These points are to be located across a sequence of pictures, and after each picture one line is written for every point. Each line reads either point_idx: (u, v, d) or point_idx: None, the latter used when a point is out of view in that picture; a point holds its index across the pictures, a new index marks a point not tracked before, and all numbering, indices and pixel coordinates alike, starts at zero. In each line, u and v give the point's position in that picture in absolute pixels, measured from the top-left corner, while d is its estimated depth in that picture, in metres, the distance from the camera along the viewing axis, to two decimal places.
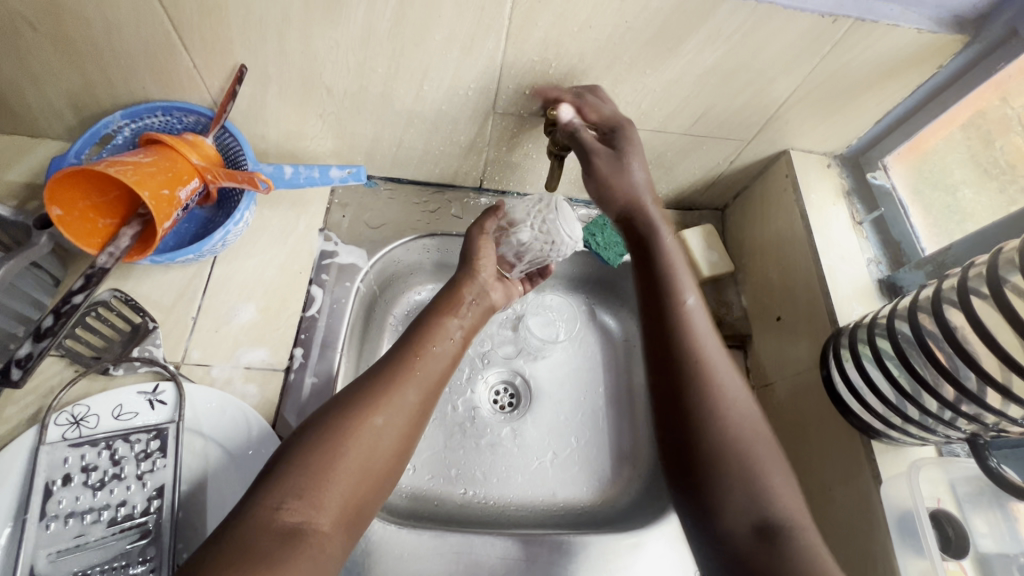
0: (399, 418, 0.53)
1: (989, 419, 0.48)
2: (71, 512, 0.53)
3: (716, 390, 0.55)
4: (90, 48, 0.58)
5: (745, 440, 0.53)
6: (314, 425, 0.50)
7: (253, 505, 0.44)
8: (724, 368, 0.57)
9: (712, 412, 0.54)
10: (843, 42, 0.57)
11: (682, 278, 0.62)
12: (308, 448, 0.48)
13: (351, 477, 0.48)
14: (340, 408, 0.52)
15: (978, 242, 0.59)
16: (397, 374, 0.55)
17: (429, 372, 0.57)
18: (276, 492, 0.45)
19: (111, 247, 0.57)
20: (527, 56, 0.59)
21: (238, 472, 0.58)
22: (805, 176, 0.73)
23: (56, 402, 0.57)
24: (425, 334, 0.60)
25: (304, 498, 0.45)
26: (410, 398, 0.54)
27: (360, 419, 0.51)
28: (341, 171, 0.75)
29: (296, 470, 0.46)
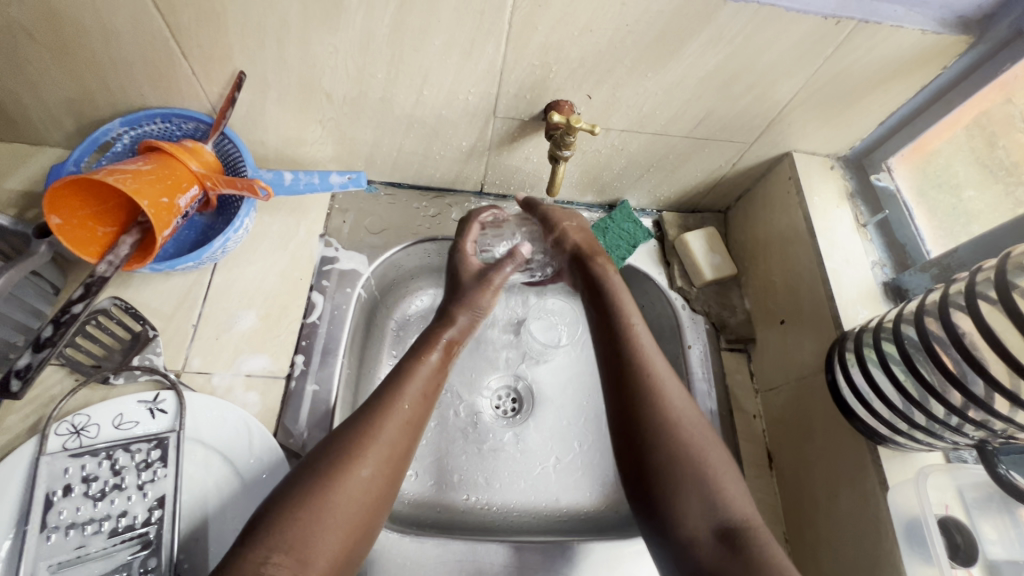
0: (384, 465, 0.51)
1: (997, 426, 0.47)
2: (72, 523, 0.53)
3: (665, 400, 0.54)
4: (88, 56, 0.58)
5: (695, 444, 0.51)
6: (303, 471, 0.49)
7: (238, 557, 0.43)
8: (670, 379, 0.56)
9: (664, 420, 0.52)
10: (847, 43, 0.57)
11: (626, 301, 0.63)
12: (294, 498, 0.47)
13: (339, 528, 0.47)
14: (328, 453, 0.51)
15: (984, 245, 0.58)
16: (381, 416, 0.54)
17: (412, 415, 0.56)
18: (263, 545, 0.44)
19: (110, 256, 0.57)
20: (527, 60, 0.58)
21: (240, 480, 0.58)
22: (808, 178, 0.73)
23: (56, 412, 0.57)
24: (406, 374, 0.59)
25: (291, 553, 0.44)
26: (395, 443, 0.53)
27: (347, 467, 0.49)
28: (342, 177, 0.75)
29: (282, 524, 0.45)
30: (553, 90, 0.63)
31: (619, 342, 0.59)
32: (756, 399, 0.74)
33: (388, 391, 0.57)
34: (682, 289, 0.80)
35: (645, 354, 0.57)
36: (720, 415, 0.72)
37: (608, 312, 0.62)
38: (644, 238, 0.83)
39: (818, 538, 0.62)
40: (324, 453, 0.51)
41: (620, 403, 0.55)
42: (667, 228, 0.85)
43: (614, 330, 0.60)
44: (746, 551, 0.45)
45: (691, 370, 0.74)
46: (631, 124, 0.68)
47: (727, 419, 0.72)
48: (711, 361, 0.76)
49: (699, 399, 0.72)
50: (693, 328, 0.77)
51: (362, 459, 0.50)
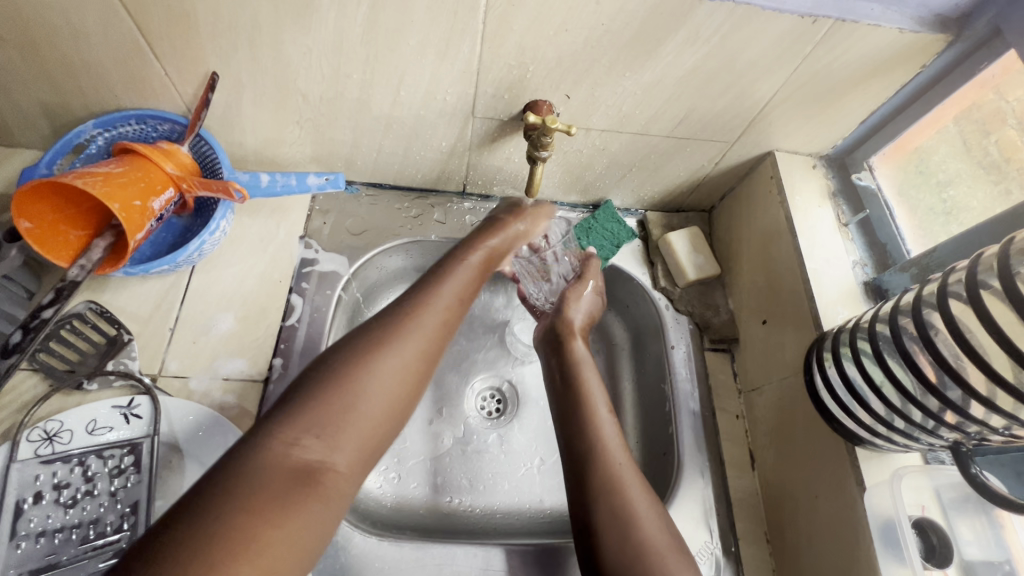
0: (421, 352, 0.49)
1: (971, 428, 0.47)
2: (42, 531, 0.52)
3: (626, 497, 0.52)
4: (59, 57, 0.57)
5: (656, 548, 0.49)
6: (334, 352, 0.46)
7: (264, 437, 0.41)
8: (633, 477, 0.54)
9: (624, 518, 0.51)
10: (825, 42, 0.56)
11: (594, 385, 0.63)
12: (328, 376, 0.44)
13: (374, 416, 0.44)
14: (365, 335, 0.48)
15: (962, 245, 0.58)
16: (417, 306, 0.51)
17: (452, 316, 0.53)
18: (292, 426, 0.41)
19: (83, 260, 0.57)
20: (503, 60, 0.58)
21: (199, 457, 0.58)
22: (790, 177, 0.72)
23: (28, 418, 0.56)
24: (442, 273, 0.56)
25: (323, 437, 0.42)
26: (434, 332, 0.50)
27: (384, 350, 0.47)
28: (319, 178, 0.74)
29: (313, 405, 0.43)
30: (531, 90, 0.62)
31: (583, 427, 0.58)
32: (739, 399, 0.74)
33: (425, 287, 0.54)
34: (666, 289, 0.80)
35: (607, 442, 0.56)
36: (703, 415, 0.72)
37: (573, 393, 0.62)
38: (627, 237, 0.82)
39: (798, 539, 0.62)
40: (358, 336, 0.48)
41: (577, 493, 0.54)
42: (651, 227, 0.84)
43: (576, 412, 0.60)
44: None
45: (675, 371, 0.74)
46: (611, 124, 0.67)
47: (710, 420, 0.72)
48: (694, 361, 0.75)
49: (682, 399, 0.72)
50: (676, 328, 0.77)
51: (399, 343, 0.47)
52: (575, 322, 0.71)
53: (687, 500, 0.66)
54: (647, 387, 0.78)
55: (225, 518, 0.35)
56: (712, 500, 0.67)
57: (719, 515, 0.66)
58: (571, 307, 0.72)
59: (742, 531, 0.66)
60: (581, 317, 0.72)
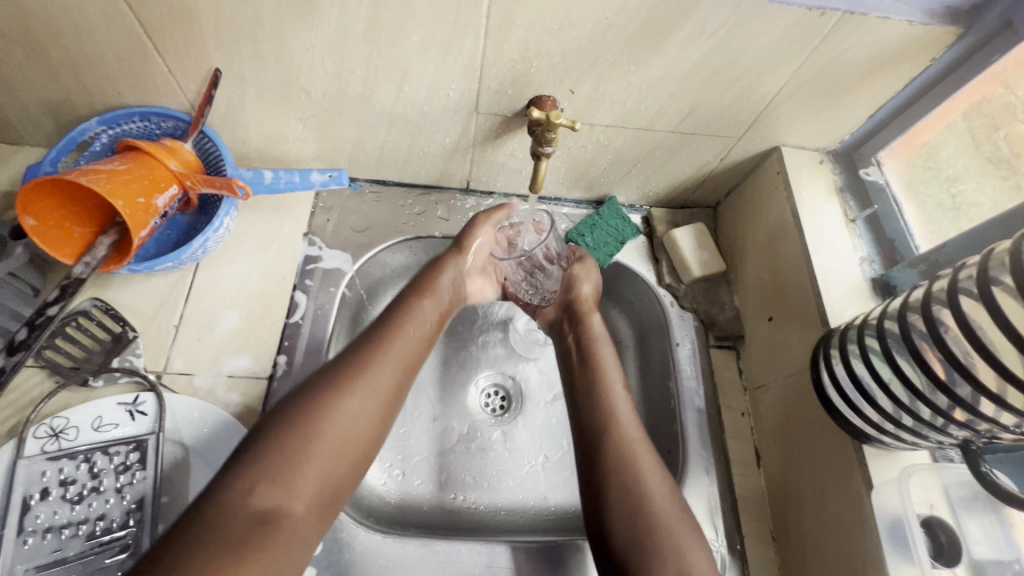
0: (376, 400, 0.51)
1: (981, 426, 0.46)
2: (49, 527, 0.53)
3: (640, 475, 0.54)
4: (62, 54, 0.57)
5: (668, 524, 0.52)
6: (290, 402, 0.49)
7: (221, 488, 0.43)
8: (647, 454, 0.56)
9: (636, 497, 0.53)
10: (832, 36, 0.56)
11: (610, 367, 0.65)
12: (284, 425, 0.47)
13: (325, 462, 0.47)
14: (317, 385, 0.51)
15: (972, 241, 0.57)
16: (373, 355, 0.54)
17: (405, 364, 0.56)
18: (247, 475, 0.43)
19: (87, 258, 0.57)
20: (507, 55, 0.57)
21: (208, 461, 0.58)
22: (796, 173, 0.72)
23: (34, 414, 0.56)
24: (398, 320, 0.58)
25: (277, 483, 0.44)
26: (386, 381, 0.53)
27: (337, 399, 0.49)
28: (321, 175, 0.73)
29: (269, 453, 0.45)
30: (535, 86, 0.62)
31: (597, 413, 0.60)
32: (744, 396, 0.74)
33: (377, 335, 0.56)
34: (670, 286, 0.79)
35: (622, 426, 0.58)
36: (708, 413, 0.71)
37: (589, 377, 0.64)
38: (631, 234, 0.82)
39: (804, 537, 0.61)
40: (314, 386, 0.50)
41: (590, 476, 0.56)
42: (656, 223, 0.84)
43: (593, 396, 0.62)
44: None
45: (680, 369, 0.73)
46: (616, 119, 0.67)
47: (715, 418, 0.71)
48: (699, 358, 0.75)
49: (686, 396, 0.72)
50: (681, 325, 0.77)
51: (351, 391, 0.50)
52: (585, 296, 0.72)
53: (692, 498, 0.65)
54: (652, 385, 0.77)
55: (187, 563, 0.37)
56: (717, 497, 0.66)
57: (724, 513, 0.66)
58: (579, 282, 0.73)
59: (747, 529, 0.66)
60: (588, 284, 0.73)
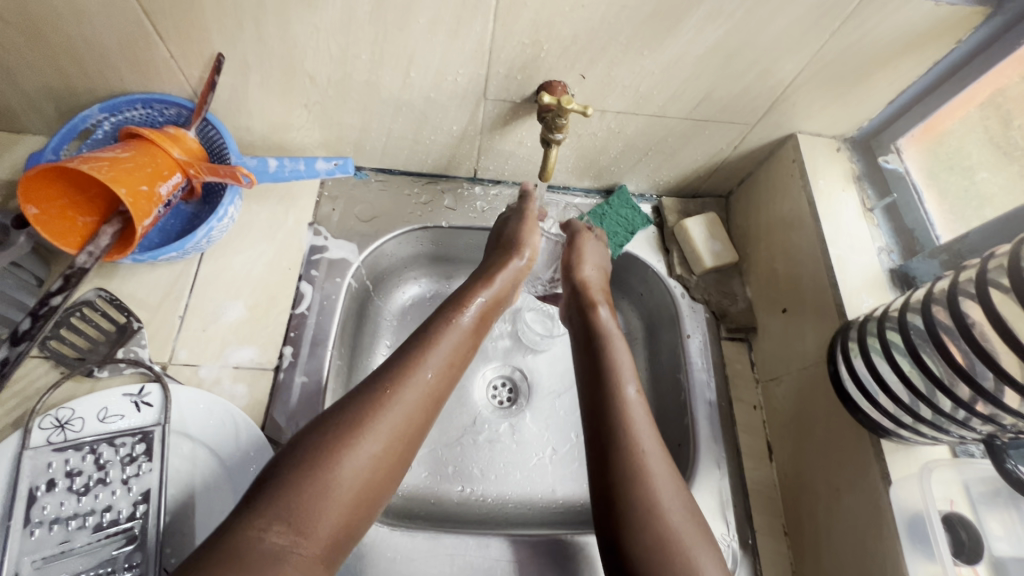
0: (400, 439, 0.48)
1: (1007, 420, 0.45)
2: (56, 518, 0.52)
3: (650, 486, 0.49)
4: (63, 40, 0.56)
5: (680, 537, 0.47)
6: (311, 436, 0.46)
7: (235, 523, 0.40)
8: (658, 460, 0.51)
9: (647, 512, 0.48)
10: (855, 16, 0.54)
11: (622, 360, 0.59)
12: (306, 461, 0.44)
13: (343, 501, 0.44)
14: (339, 417, 0.47)
15: (996, 230, 0.56)
16: (400, 390, 0.50)
17: (435, 388, 0.52)
18: (266, 512, 0.41)
19: (90, 247, 0.56)
20: (516, 38, 0.56)
21: (229, 484, 0.57)
22: (813, 161, 0.70)
23: (40, 405, 0.56)
24: (429, 342, 0.55)
25: (294, 523, 0.41)
26: (414, 409, 0.50)
27: (360, 435, 0.46)
28: (326, 163, 0.73)
29: (289, 489, 0.42)
30: (545, 71, 0.60)
31: (606, 417, 0.54)
32: (756, 389, 0.72)
33: (406, 358, 0.53)
34: (682, 277, 0.78)
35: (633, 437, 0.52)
36: (719, 406, 0.70)
37: (600, 372, 0.58)
38: (642, 224, 0.81)
39: (817, 532, 0.60)
40: (335, 422, 0.47)
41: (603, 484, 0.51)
42: (667, 213, 0.82)
43: (603, 396, 0.55)
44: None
45: (691, 361, 0.72)
46: (628, 105, 0.65)
47: (727, 411, 0.70)
48: (711, 351, 0.74)
49: (698, 389, 0.70)
50: (692, 316, 0.75)
51: (376, 425, 0.47)
52: (591, 282, 0.68)
53: (703, 491, 0.64)
54: (662, 377, 0.76)
55: None
56: (729, 491, 0.65)
57: (735, 507, 0.65)
58: (579, 266, 0.69)
59: (759, 524, 0.65)
60: (589, 267, 0.69)
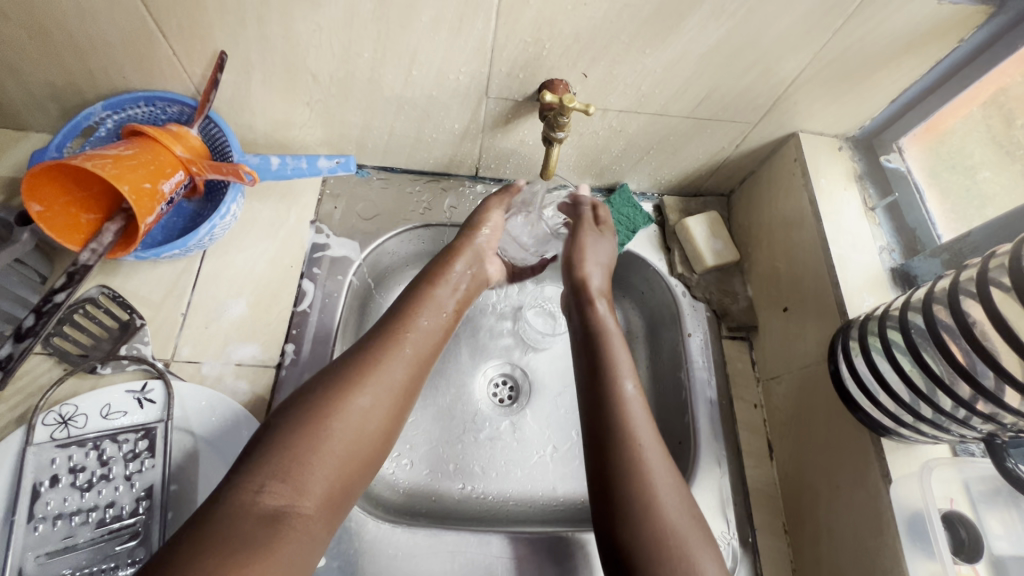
0: (387, 396, 0.50)
1: (1007, 419, 0.45)
2: (60, 514, 0.53)
3: (648, 479, 0.50)
4: (66, 38, 0.56)
5: (677, 527, 0.48)
6: (300, 399, 0.48)
7: (232, 486, 0.42)
8: (655, 452, 0.52)
9: (644, 497, 0.49)
10: (858, 14, 0.54)
11: (620, 356, 0.59)
12: (295, 423, 0.46)
13: (336, 460, 0.46)
14: (327, 382, 0.50)
15: (996, 230, 0.56)
16: (384, 352, 0.52)
17: (417, 361, 0.54)
18: (259, 473, 0.43)
19: (94, 244, 0.56)
20: (519, 36, 0.56)
21: (220, 456, 0.57)
22: (815, 160, 0.70)
23: (43, 402, 0.56)
24: (412, 317, 0.57)
25: (288, 481, 0.43)
26: (396, 378, 0.52)
27: (346, 396, 0.48)
28: (329, 161, 0.71)
29: (281, 450, 0.44)
30: (547, 69, 0.60)
31: (603, 404, 0.55)
32: (756, 388, 0.72)
33: (388, 330, 0.55)
34: (682, 275, 0.78)
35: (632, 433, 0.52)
36: (720, 404, 0.70)
37: (598, 365, 0.58)
38: (643, 223, 0.81)
39: (818, 531, 0.60)
40: (322, 385, 0.49)
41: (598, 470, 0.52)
42: (668, 212, 0.82)
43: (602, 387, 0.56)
44: None
45: (692, 359, 0.72)
46: (630, 104, 0.65)
47: (727, 410, 0.70)
48: (712, 349, 0.74)
49: (698, 387, 0.71)
50: (693, 314, 0.75)
51: (361, 389, 0.49)
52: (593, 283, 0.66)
53: (703, 490, 0.64)
54: (663, 375, 0.76)
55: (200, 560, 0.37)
56: (729, 489, 0.65)
57: (735, 505, 0.65)
58: (584, 264, 0.67)
59: (759, 522, 0.65)
60: (596, 268, 0.67)
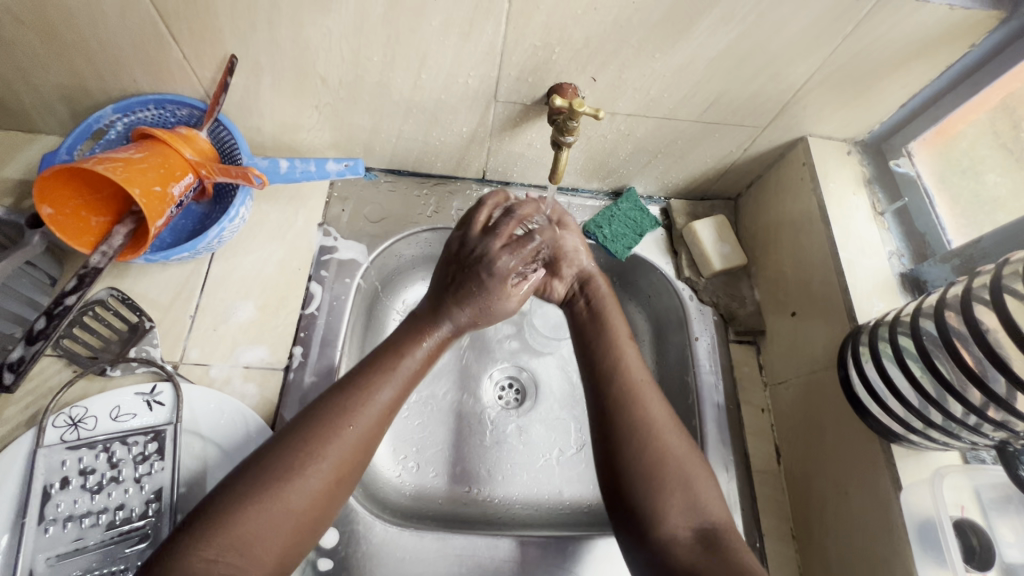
0: (351, 458, 0.47)
1: (1019, 427, 0.45)
2: (70, 516, 0.53)
3: (647, 408, 0.52)
4: (78, 42, 0.56)
5: (675, 454, 0.50)
6: (257, 463, 0.45)
7: (189, 544, 0.40)
8: (652, 386, 0.55)
9: (645, 428, 0.51)
10: (868, 20, 0.54)
11: (617, 323, 0.61)
12: (259, 485, 0.43)
13: (292, 527, 0.44)
14: (293, 441, 0.46)
15: (1006, 236, 0.56)
16: (349, 413, 0.49)
17: (385, 420, 0.51)
18: (214, 541, 0.40)
19: (104, 247, 0.56)
20: (528, 40, 0.56)
21: (230, 462, 0.57)
22: (823, 164, 0.70)
23: (53, 404, 0.56)
24: (385, 368, 0.53)
25: (241, 551, 0.41)
26: (365, 437, 0.49)
27: (310, 464, 0.45)
28: (337, 164, 0.74)
29: (232, 517, 0.41)
30: (556, 73, 0.60)
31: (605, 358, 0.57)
32: (764, 392, 0.72)
33: (361, 381, 0.51)
34: (690, 279, 0.78)
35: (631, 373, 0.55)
36: (727, 409, 0.70)
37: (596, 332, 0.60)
38: (650, 227, 0.81)
39: (826, 536, 0.60)
40: (283, 446, 0.46)
41: (600, 416, 0.53)
42: (676, 216, 0.82)
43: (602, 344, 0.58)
44: (725, 550, 0.45)
45: (699, 363, 0.72)
46: (638, 108, 0.65)
47: (734, 414, 0.70)
48: (719, 353, 0.74)
49: (706, 392, 0.70)
50: (700, 318, 0.75)
51: (324, 456, 0.46)
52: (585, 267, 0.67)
53: None
54: (669, 379, 0.76)
55: None
56: (736, 495, 0.65)
57: (743, 509, 0.65)
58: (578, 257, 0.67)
59: (767, 527, 0.65)
60: (585, 252, 0.67)
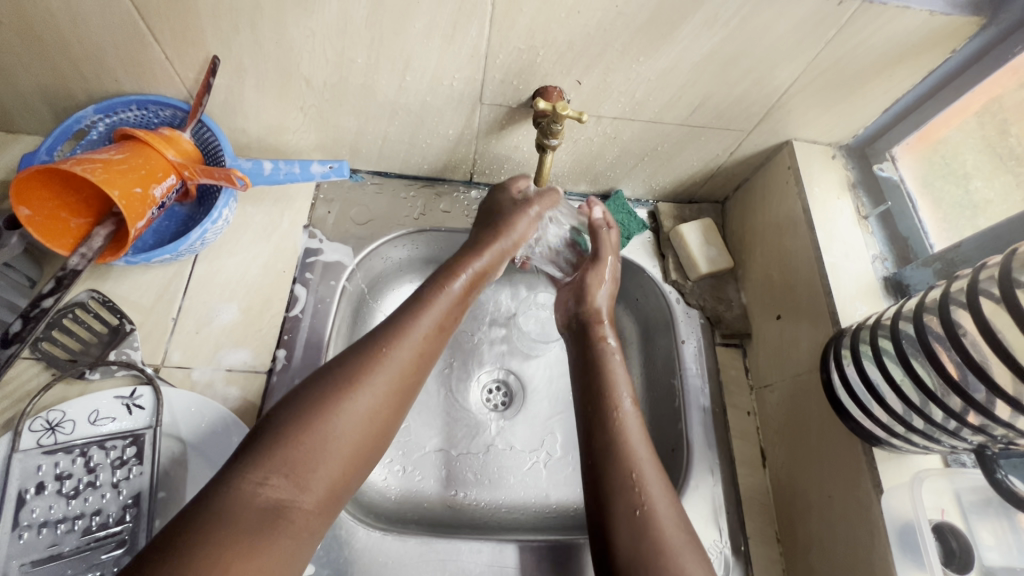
0: (390, 393, 0.48)
1: (997, 431, 0.45)
2: (45, 522, 0.52)
3: (646, 495, 0.51)
4: (58, 41, 0.56)
5: (669, 544, 0.48)
6: (300, 392, 0.46)
7: (232, 475, 0.41)
8: (653, 470, 0.53)
9: (643, 514, 0.49)
10: (850, 26, 0.54)
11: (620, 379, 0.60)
12: (303, 411, 0.44)
13: (342, 455, 0.44)
14: (335, 371, 0.47)
15: (987, 239, 0.56)
16: (389, 344, 0.50)
17: (425, 351, 0.52)
18: (262, 466, 0.41)
19: (83, 249, 0.55)
20: (512, 43, 0.56)
21: (211, 467, 0.57)
22: (808, 168, 0.70)
23: (30, 408, 0.55)
24: (422, 303, 0.55)
25: (291, 477, 0.41)
26: (405, 373, 0.50)
27: (355, 392, 0.46)
28: (322, 166, 0.74)
29: (280, 443, 0.42)
30: (541, 76, 0.60)
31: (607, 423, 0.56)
32: (750, 396, 0.72)
33: (401, 317, 0.53)
34: (677, 282, 0.78)
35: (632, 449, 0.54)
36: (713, 412, 0.70)
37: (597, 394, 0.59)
38: (637, 229, 0.80)
39: (810, 540, 0.60)
40: (328, 374, 0.47)
41: (596, 489, 0.53)
42: (662, 219, 0.82)
43: (603, 400, 0.58)
44: None
45: (686, 366, 0.72)
46: (624, 111, 0.65)
47: (720, 417, 0.70)
48: (706, 356, 0.74)
49: (692, 395, 0.70)
50: (687, 322, 0.75)
51: (369, 384, 0.47)
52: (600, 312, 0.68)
53: (697, 497, 0.64)
54: (656, 382, 0.76)
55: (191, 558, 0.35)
56: (722, 497, 0.65)
57: (728, 512, 0.65)
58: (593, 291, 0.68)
59: (751, 530, 0.65)
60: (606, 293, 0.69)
